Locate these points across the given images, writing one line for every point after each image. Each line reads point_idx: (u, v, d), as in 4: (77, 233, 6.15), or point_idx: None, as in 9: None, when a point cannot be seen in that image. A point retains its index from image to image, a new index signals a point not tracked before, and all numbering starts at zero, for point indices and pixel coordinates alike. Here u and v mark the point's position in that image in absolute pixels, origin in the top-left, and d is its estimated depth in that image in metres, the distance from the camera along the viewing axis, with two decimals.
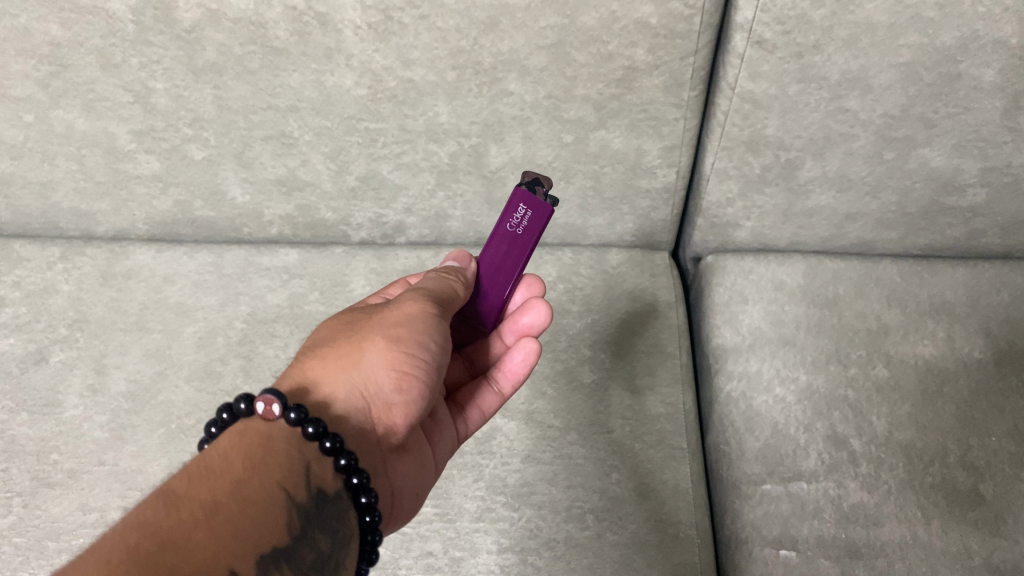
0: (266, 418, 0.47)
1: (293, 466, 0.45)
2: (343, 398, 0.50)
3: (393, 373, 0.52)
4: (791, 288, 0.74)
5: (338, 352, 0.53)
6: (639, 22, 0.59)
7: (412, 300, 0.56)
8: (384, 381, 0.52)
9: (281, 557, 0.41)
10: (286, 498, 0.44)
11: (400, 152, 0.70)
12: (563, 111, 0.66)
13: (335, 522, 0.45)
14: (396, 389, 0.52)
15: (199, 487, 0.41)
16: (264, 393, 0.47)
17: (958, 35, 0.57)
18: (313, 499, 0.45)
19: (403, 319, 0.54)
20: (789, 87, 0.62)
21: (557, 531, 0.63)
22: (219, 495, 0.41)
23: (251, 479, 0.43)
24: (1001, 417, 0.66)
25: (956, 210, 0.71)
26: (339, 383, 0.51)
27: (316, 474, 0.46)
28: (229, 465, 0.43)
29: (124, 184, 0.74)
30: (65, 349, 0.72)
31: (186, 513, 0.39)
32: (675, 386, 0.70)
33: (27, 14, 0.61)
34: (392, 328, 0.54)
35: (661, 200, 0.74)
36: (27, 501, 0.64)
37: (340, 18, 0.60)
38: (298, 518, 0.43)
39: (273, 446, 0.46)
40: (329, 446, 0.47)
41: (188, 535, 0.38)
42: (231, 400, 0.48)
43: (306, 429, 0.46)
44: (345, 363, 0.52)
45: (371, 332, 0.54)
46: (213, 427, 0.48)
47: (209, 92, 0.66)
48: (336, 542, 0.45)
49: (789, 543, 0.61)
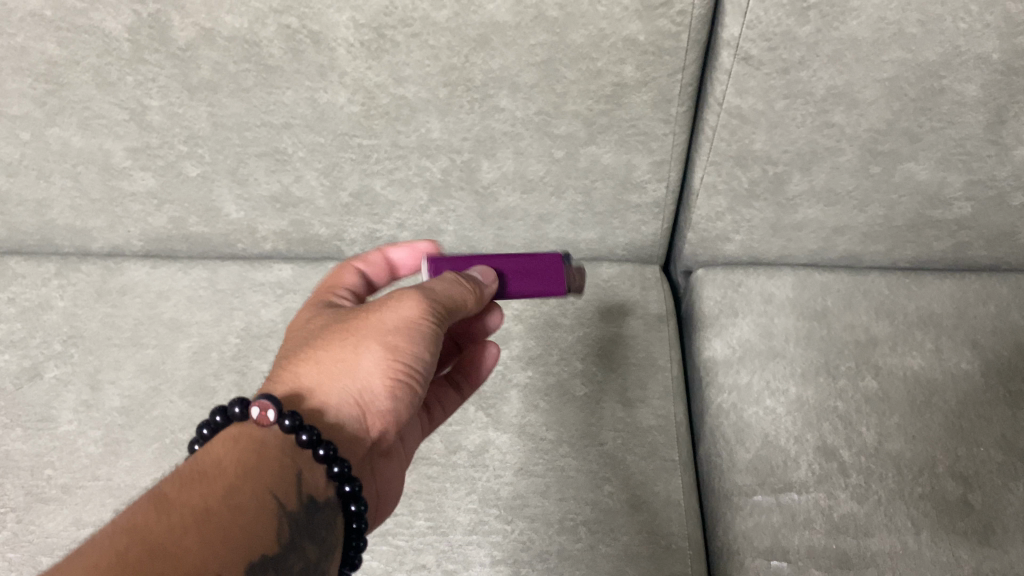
0: (260, 423, 0.47)
1: (285, 473, 0.45)
2: (336, 408, 0.50)
3: (388, 381, 0.51)
4: (781, 301, 0.75)
5: (332, 358, 0.51)
6: (628, 40, 0.60)
7: (405, 293, 0.53)
8: (380, 388, 0.51)
9: (268, 564, 0.42)
10: (276, 506, 0.44)
11: (393, 167, 0.71)
12: (553, 127, 0.67)
13: (324, 530, 0.46)
14: (390, 395, 0.51)
15: (191, 490, 0.42)
16: (259, 399, 0.47)
17: (941, 51, 0.58)
18: (303, 507, 0.45)
19: (397, 319, 0.52)
20: (776, 103, 0.63)
21: (550, 543, 0.63)
22: (211, 502, 0.42)
23: (242, 486, 0.43)
24: (990, 428, 0.66)
25: (942, 223, 0.72)
26: (333, 390, 0.50)
27: (309, 483, 0.46)
28: (221, 470, 0.44)
29: (120, 201, 0.75)
30: (60, 365, 0.73)
31: (177, 517, 0.40)
32: (667, 398, 0.71)
33: (24, 33, 0.61)
34: (385, 329, 0.52)
35: (652, 214, 0.75)
36: (21, 516, 0.64)
37: (333, 36, 0.61)
38: (287, 527, 0.44)
39: (266, 451, 0.46)
40: (322, 454, 0.46)
41: (178, 541, 0.39)
42: (225, 404, 0.48)
43: (299, 437, 0.45)
44: (337, 370, 0.51)
45: (364, 333, 0.52)
46: (206, 428, 0.48)
47: (203, 109, 0.67)
48: (323, 550, 0.46)
49: (780, 554, 0.61)
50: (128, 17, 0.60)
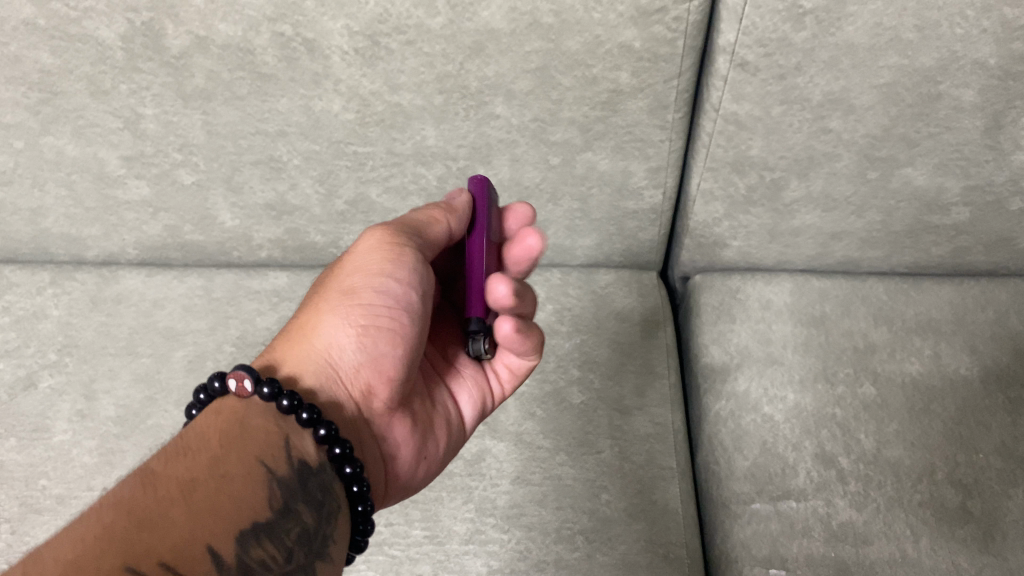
0: (240, 395, 0.48)
1: (272, 440, 0.46)
2: (305, 368, 0.52)
3: (351, 329, 0.52)
4: (779, 307, 0.74)
5: (303, 319, 0.54)
6: (623, 46, 0.60)
7: (367, 239, 0.55)
8: (345, 338, 0.52)
9: (262, 533, 0.42)
10: (266, 472, 0.44)
11: (388, 175, 0.71)
12: (549, 134, 0.67)
13: (321, 495, 0.46)
14: (359, 345, 0.52)
15: (176, 464, 0.42)
16: (235, 370, 0.48)
17: (937, 57, 0.58)
18: (295, 472, 0.45)
19: (356, 266, 0.54)
20: (772, 109, 0.63)
21: (547, 552, 0.63)
22: (196, 473, 0.42)
23: (228, 456, 0.44)
24: (989, 434, 0.66)
25: (940, 229, 0.71)
26: (301, 351, 0.53)
27: (299, 447, 0.47)
28: (206, 443, 0.44)
29: (114, 209, 0.75)
30: (55, 375, 0.73)
31: (163, 490, 0.40)
32: (664, 406, 0.71)
33: (17, 42, 0.61)
34: (345, 279, 0.54)
35: (648, 220, 0.75)
36: (15, 527, 0.63)
37: (328, 44, 0.61)
38: (279, 492, 0.44)
39: (249, 421, 0.47)
40: (305, 417, 0.47)
41: (165, 513, 0.38)
42: (204, 381, 0.48)
43: (279, 403, 0.47)
44: (304, 330, 0.53)
45: (331, 289, 0.54)
46: (194, 410, 0.49)
47: (198, 117, 0.67)
48: (321, 515, 0.46)
49: (778, 562, 0.61)
50: (122, 26, 0.60)
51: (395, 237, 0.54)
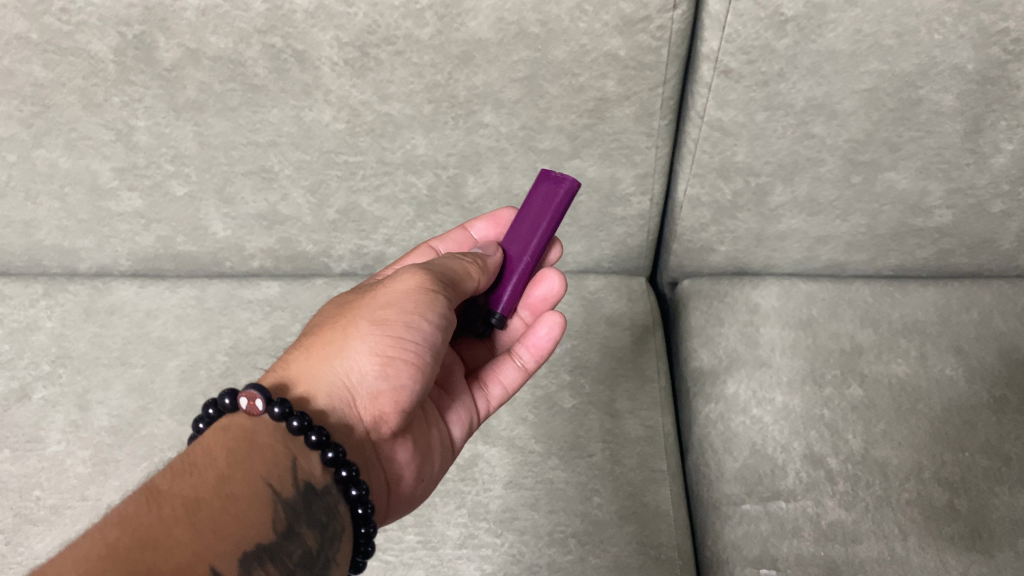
0: (249, 413, 0.49)
1: (278, 461, 0.46)
2: (324, 387, 0.52)
3: (375, 359, 0.52)
4: (766, 311, 0.75)
5: (323, 342, 0.54)
6: (608, 55, 0.61)
7: (404, 275, 0.56)
8: (367, 367, 0.52)
9: (266, 554, 0.42)
10: (271, 492, 0.45)
11: (378, 184, 0.72)
12: (537, 142, 0.68)
13: (324, 517, 0.46)
14: (379, 375, 0.52)
15: (182, 482, 0.43)
16: (246, 389, 0.48)
17: (917, 62, 0.59)
18: (300, 493, 0.46)
19: (388, 299, 0.54)
20: (756, 115, 0.64)
21: (540, 555, 0.63)
22: (202, 492, 0.42)
23: (234, 475, 0.44)
24: (974, 433, 0.67)
25: (924, 231, 0.73)
26: (317, 372, 0.52)
27: (304, 468, 0.47)
28: (213, 460, 0.45)
29: (107, 221, 0.75)
30: (48, 386, 0.73)
31: (168, 508, 0.41)
32: (654, 409, 0.71)
33: (11, 56, 0.62)
34: (376, 311, 0.54)
35: (637, 226, 0.76)
36: (9, 538, 0.63)
37: (317, 55, 0.61)
38: (283, 514, 0.44)
39: (257, 440, 0.47)
40: (315, 440, 0.47)
41: (168, 532, 0.39)
42: (216, 397, 0.50)
43: (290, 423, 0.47)
44: (328, 351, 0.53)
45: (356, 316, 0.54)
46: (202, 423, 0.51)
47: (189, 129, 0.67)
48: (324, 539, 0.46)
49: (769, 562, 0.61)
50: (114, 39, 0.61)
51: (430, 281, 0.55)
